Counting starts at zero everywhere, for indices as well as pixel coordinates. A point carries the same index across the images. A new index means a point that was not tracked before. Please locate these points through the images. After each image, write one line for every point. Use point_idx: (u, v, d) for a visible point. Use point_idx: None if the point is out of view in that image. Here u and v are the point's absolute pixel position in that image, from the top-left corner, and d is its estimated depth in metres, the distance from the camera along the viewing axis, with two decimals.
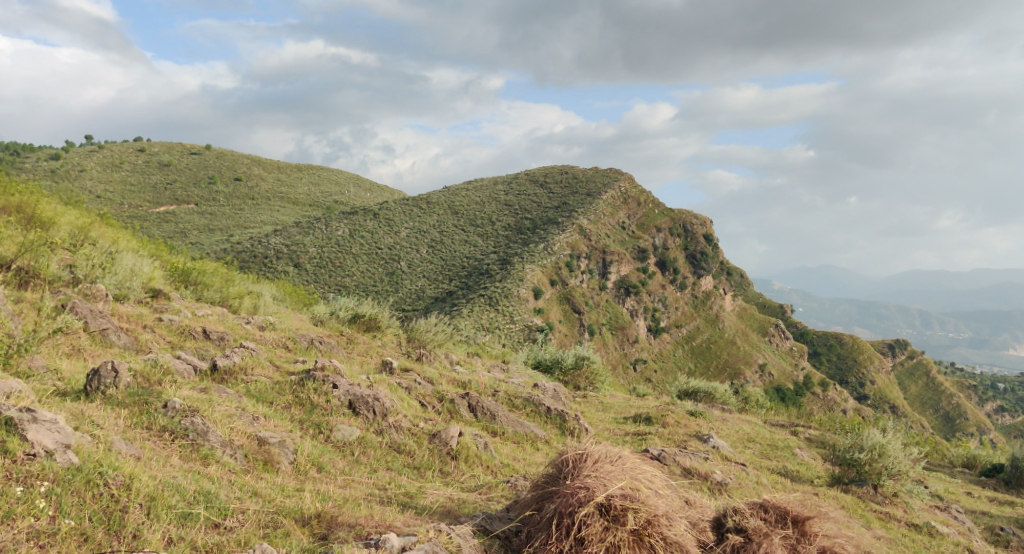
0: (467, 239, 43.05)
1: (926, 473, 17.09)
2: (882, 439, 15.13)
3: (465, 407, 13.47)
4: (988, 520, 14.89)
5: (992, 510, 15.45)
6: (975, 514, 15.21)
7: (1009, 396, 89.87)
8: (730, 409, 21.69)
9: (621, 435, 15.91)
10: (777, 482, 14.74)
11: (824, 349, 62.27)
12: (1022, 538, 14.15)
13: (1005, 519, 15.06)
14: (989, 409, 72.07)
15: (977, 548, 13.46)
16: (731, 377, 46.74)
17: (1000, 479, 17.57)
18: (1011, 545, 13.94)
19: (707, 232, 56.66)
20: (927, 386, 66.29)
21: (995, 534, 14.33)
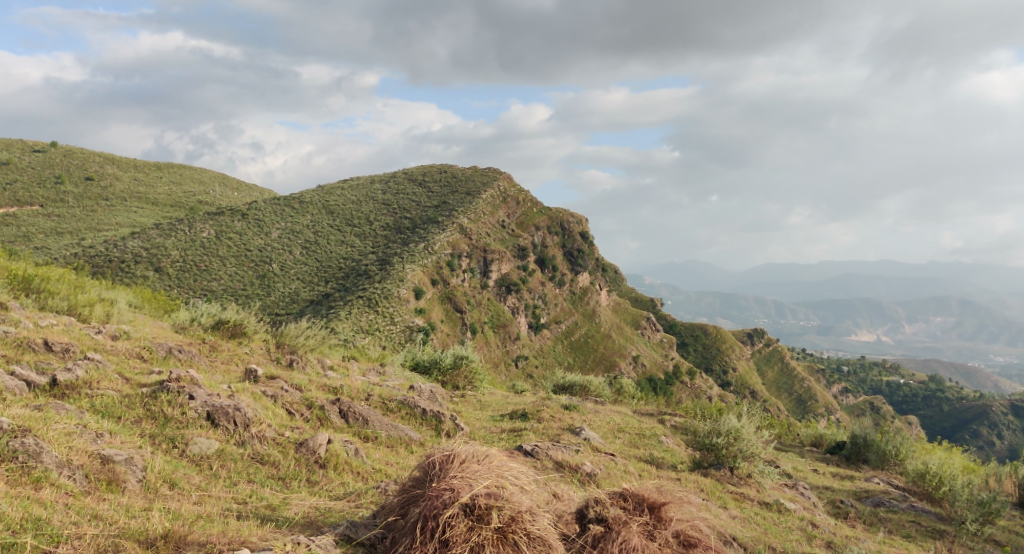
0: (343, 240, 42.21)
1: (778, 454, 18.15)
2: (737, 423, 15.87)
3: (336, 413, 13.21)
4: (831, 495, 15.95)
5: (834, 484, 16.57)
6: (819, 489, 16.25)
7: (852, 378, 96.98)
8: (605, 401, 22.22)
9: (497, 433, 16.06)
10: (643, 470, 15.27)
11: (691, 339, 64.97)
12: (859, 510, 15.23)
13: (845, 493, 16.18)
14: (835, 391, 77.30)
15: (820, 521, 14.35)
16: (607, 370, 48.05)
17: (842, 454, 18.89)
18: (851, 516, 14.97)
19: (583, 230, 57.94)
20: (782, 371, 70.36)
21: (837, 507, 15.37)
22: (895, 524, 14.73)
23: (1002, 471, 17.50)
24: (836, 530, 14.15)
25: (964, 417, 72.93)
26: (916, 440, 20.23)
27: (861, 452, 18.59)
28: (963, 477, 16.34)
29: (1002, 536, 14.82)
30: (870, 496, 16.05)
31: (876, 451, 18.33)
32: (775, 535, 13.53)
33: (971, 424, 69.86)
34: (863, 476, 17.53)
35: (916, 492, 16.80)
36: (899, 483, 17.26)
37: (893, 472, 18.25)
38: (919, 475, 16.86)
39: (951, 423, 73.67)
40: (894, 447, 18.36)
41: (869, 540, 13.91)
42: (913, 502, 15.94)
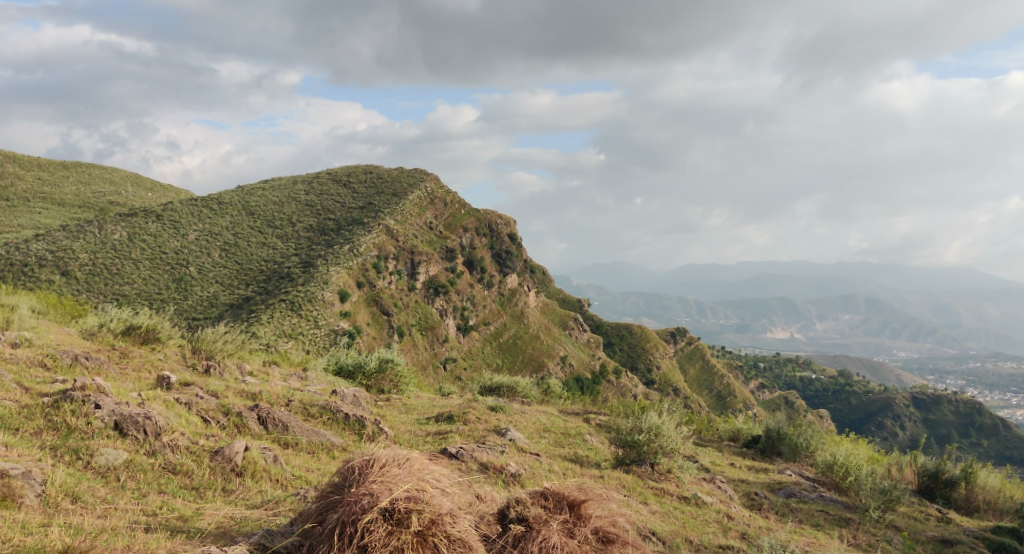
0: (265, 242, 41.26)
1: (696, 449, 18.59)
2: (657, 420, 16.18)
3: (254, 419, 12.90)
4: (746, 487, 16.41)
5: (749, 477, 17.06)
6: (735, 482, 16.71)
7: (768, 374, 100.06)
8: (531, 402, 22.32)
9: (422, 436, 15.99)
10: (567, 468, 15.43)
11: (617, 339, 65.90)
12: (772, 501, 15.72)
13: (759, 485, 16.67)
14: (752, 387, 79.61)
15: (735, 513, 14.76)
16: (536, 370, 48.31)
17: (757, 448, 19.45)
18: (764, 507, 15.45)
19: (511, 232, 58.11)
20: (703, 368, 72.05)
21: (752, 499, 15.83)
22: (805, 514, 15.26)
23: (904, 461, 18.34)
24: (750, 521, 14.58)
25: (870, 409, 76.07)
26: (826, 432, 21.00)
27: (775, 445, 19.21)
28: (867, 467, 17.06)
29: (903, 522, 15.53)
30: (782, 487, 16.60)
31: (788, 445, 18.95)
32: (693, 528, 13.89)
33: (878, 416, 72.87)
34: (776, 468, 18.11)
35: (824, 483, 17.45)
36: (809, 474, 17.91)
37: (804, 464, 18.91)
38: (827, 466, 17.51)
39: (859, 415, 76.69)
40: (805, 439, 19.03)
41: (781, 530, 14.39)
42: (823, 492, 16.54)
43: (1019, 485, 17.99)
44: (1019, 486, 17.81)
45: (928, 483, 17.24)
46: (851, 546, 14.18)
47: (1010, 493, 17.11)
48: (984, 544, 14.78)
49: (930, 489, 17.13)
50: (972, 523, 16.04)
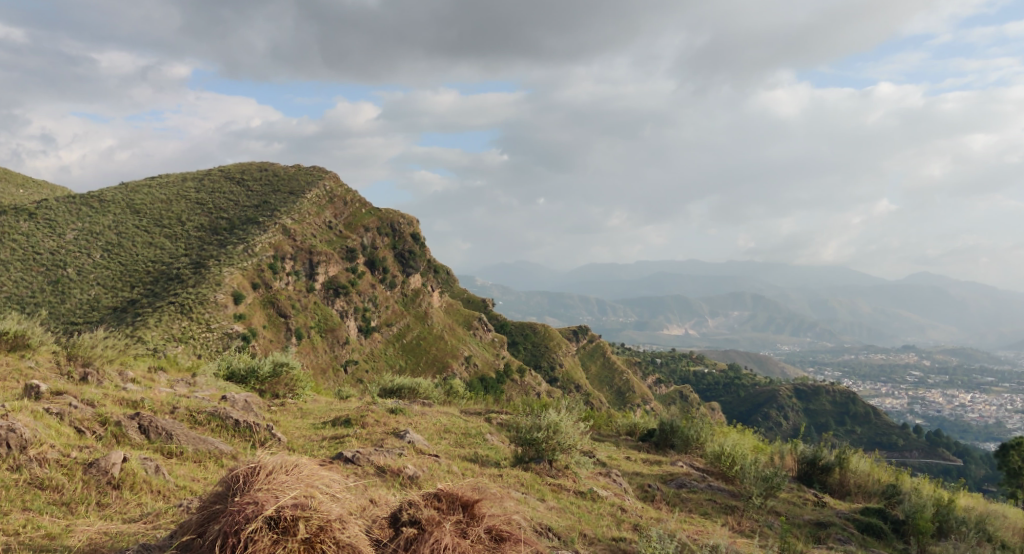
0: (152, 241, 39.34)
1: (593, 444, 18.90)
2: (556, 417, 16.34)
3: (135, 428, 12.28)
4: (641, 480, 16.78)
5: (644, 470, 17.45)
6: (630, 475, 17.07)
7: (667, 369, 102.78)
8: (433, 403, 22.15)
9: (318, 441, 15.65)
10: (466, 468, 15.41)
11: (521, 338, 66.31)
12: (665, 492, 16.13)
13: (652, 477, 17.08)
14: (650, 382, 81.57)
15: (628, 505, 15.07)
16: (439, 371, 48.05)
17: (652, 441, 19.91)
18: (657, 499, 15.84)
19: (414, 231, 57.51)
20: (604, 365, 73.32)
21: (645, 491, 16.19)
22: (694, 503, 15.75)
23: (786, 449, 19.15)
24: (642, 513, 14.92)
25: (758, 401, 79.17)
26: (717, 424, 21.70)
27: (668, 438, 19.75)
28: (752, 456, 17.71)
29: (783, 508, 16.23)
30: (673, 478, 17.07)
31: (681, 437, 19.50)
32: (587, 522, 14.15)
33: (764, 406, 75.83)
34: (669, 460, 18.60)
35: (713, 472, 18.03)
36: (699, 465, 18.47)
37: (695, 456, 19.51)
38: (715, 456, 18.10)
39: (747, 406, 79.63)
40: (695, 431, 19.61)
41: (671, 520, 14.80)
42: (711, 481, 17.09)
43: (890, 468, 19.06)
44: (889, 469, 18.87)
45: (807, 470, 18.06)
46: (738, 533, 14.72)
47: (880, 476, 18.13)
48: (854, 526, 15.63)
49: (808, 475, 17.96)
50: (845, 506, 16.91)
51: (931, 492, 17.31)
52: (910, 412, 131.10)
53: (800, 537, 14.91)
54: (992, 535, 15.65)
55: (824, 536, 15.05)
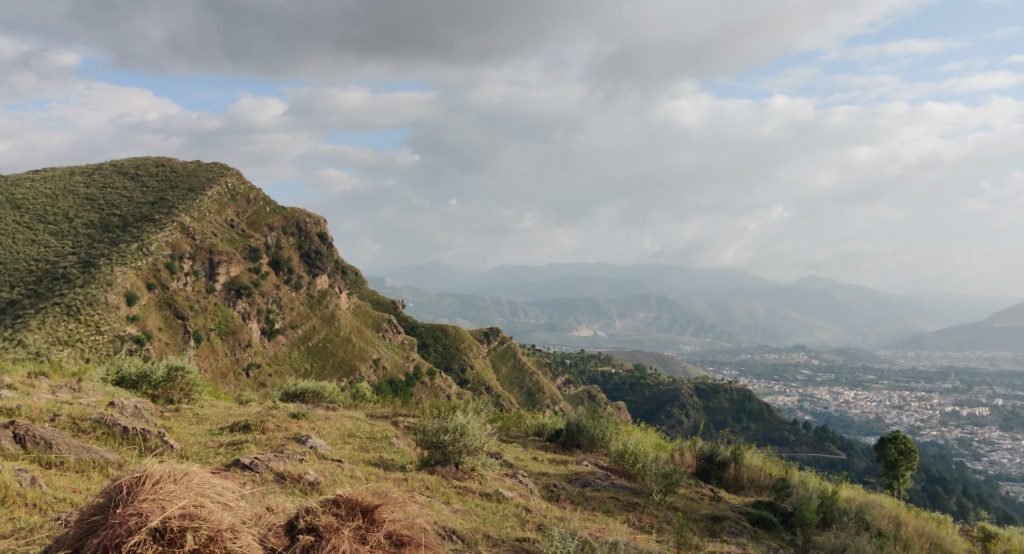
0: (35, 237, 36.71)
1: (499, 445, 18.89)
2: (463, 419, 16.14)
3: (10, 438, 11.57)
4: (546, 480, 16.85)
5: (550, 470, 17.54)
6: (536, 475, 17.13)
7: (575, 369, 103.97)
8: (338, 407, 21.67)
9: (214, 448, 15.10)
10: (370, 473, 15.15)
11: (431, 340, 65.90)
12: (570, 492, 16.24)
13: (558, 477, 17.18)
14: (559, 383, 82.35)
15: (533, 505, 15.11)
16: (347, 375, 47.18)
17: (558, 441, 20.03)
18: (562, 498, 15.93)
19: (320, 231, 56.30)
20: (514, 366, 73.56)
21: (551, 490, 16.25)
22: (598, 502, 15.92)
23: (686, 446, 19.59)
24: (547, 512, 14.98)
25: (661, 400, 81.03)
26: (620, 422, 22.03)
27: (574, 437, 19.93)
28: (653, 453, 18.03)
29: (681, 503, 16.58)
30: (578, 477, 17.22)
31: (586, 436, 19.78)
32: (492, 523, 14.16)
33: (666, 405, 77.67)
34: (575, 459, 18.77)
35: (617, 471, 18.29)
36: (603, 463, 18.70)
37: (599, 455, 19.77)
38: (618, 454, 18.36)
39: (650, 405, 81.39)
40: (600, 431, 19.92)
41: (575, 518, 14.94)
42: (614, 479, 17.32)
43: (779, 462, 19.78)
44: (779, 463, 19.58)
45: (705, 466, 18.49)
46: (638, 529, 14.98)
47: (771, 470, 18.79)
48: (746, 519, 16.14)
49: (705, 470, 18.40)
50: (739, 501, 17.42)
51: (817, 485, 18.04)
52: (800, 409, 136.84)
53: (697, 532, 15.30)
54: (870, 524, 16.44)
55: (718, 530, 15.47)
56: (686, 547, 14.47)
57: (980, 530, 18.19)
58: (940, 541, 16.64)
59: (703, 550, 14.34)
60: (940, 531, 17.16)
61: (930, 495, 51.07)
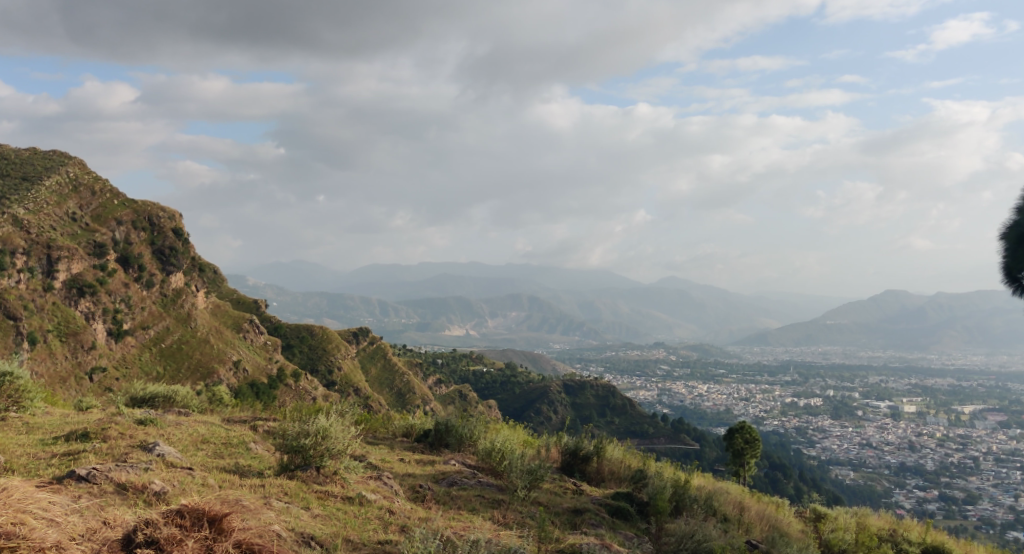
0: None
1: (364, 447, 18.46)
2: (325, 422, 15.56)
3: None
4: (412, 481, 16.57)
5: (416, 471, 17.27)
6: (401, 477, 16.81)
7: (445, 368, 103.66)
8: (191, 412, 20.48)
9: (47, 460, 13.99)
10: (223, 480, 14.43)
11: (297, 341, 63.91)
12: (436, 492, 16.01)
13: (424, 477, 16.95)
14: (429, 383, 81.77)
15: (396, 507, 14.79)
16: (204, 378, 44.82)
17: (426, 441, 19.82)
18: (427, 498, 15.70)
19: (175, 226, 53.46)
20: (384, 367, 72.46)
21: (416, 491, 15.97)
22: (463, 500, 15.81)
23: (552, 441, 19.82)
24: (411, 514, 14.71)
25: (530, 397, 82.00)
26: (489, 421, 21.99)
27: (442, 437, 19.78)
28: (520, 450, 18.09)
29: (545, 498, 16.73)
30: (445, 477, 17.04)
31: (454, 436, 19.66)
32: (353, 527, 13.80)
33: (534, 402, 78.63)
34: (442, 459, 18.60)
35: (484, 468, 18.25)
36: (471, 462, 18.61)
37: (467, 453, 19.67)
38: (486, 452, 18.32)
39: (518, 402, 82.16)
40: (468, 429, 19.87)
41: (439, 518, 14.75)
42: (481, 477, 17.26)
43: (638, 453, 20.34)
44: (638, 454, 20.13)
45: (568, 460, 18.80)
46: (502, 526, 15.00)
47: (630, 463, 19.26)
48: (605, 510, 16.50)
49: (569, 465, 18.71)
50: (600, 493, 17.77)
51: (672, 475, 18.65)
52: (660, 402, 142.20)
53: (558, 525, 15.48)
54: (716, 510, 17.14)
55: (579, 522, 15.72)
56: (547, 540, 14.58)
57: (812, 512, 19.32)
58: (777, 523, 17.58)
59: (564, 543, 14.53)
60: (778, 514, 18.12)
61: (771, 481, 54.24)
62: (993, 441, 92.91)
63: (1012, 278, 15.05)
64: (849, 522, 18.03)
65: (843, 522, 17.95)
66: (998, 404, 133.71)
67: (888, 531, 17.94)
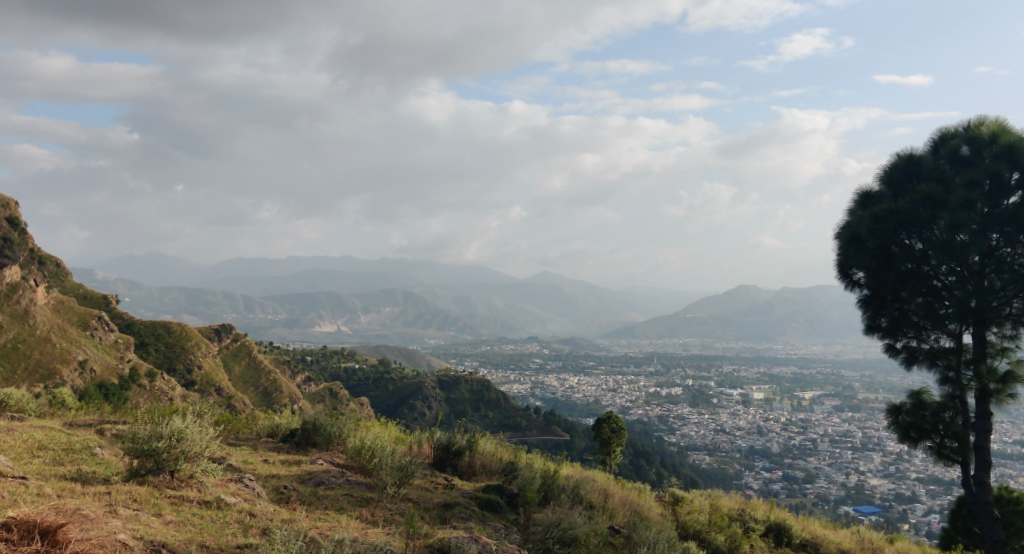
0: None
1: (225, 449, 17.66)
2: (181, 423, 14.70)
3: None
4: (276, 482, 15.96)
5: (281, 472, 16.67)
6: (264, 478, 16.17)
7: (315, 366, 100.97)
8: (28, 417, 18.95)
9: None
10: (63, 489, 13.47)
11: (152, 339, 60.40)
12: (301, 492, 15.49)
13: (289, 478, 16.37)
14: (298, 381, 79.54)
15: (258, 509, 14.19)
16: (44, 380, 41.93)
17: (292, 441, 19.19)
18: (292, 500, 15.16)
19: (11, 216, 49.50)
20: (248, 365, 69.82)
21: (280, 493, 15.40)
22: (330, 500, 15.39)
23: (424, 437, 19.65)
24: (273, 516, 14.14)
25: (403, 393, 81.21)
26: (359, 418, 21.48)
27: (310, 437, 19.16)
28: (389, 447, 17.80)
29: (415, 494, 16.53)
30: (311, 477, 16.52)
31: (322, 435, 19.13)
32: (209, 532, 13.17)
33: (408, 398, 77.85)
34: (309, 459, 18.04)
35: (353, 467, 17.84)
36: (339, 461, 18.17)
37: (336, 452, 19.20)
38: (355, 451, 17.96)
39: (391, 398, 81.16)
40: (337, 428, 19.35)
41: (304, 519, 14.28)
42: (349, 476, 16.84)
43: (509, 446, 20.48)
44: (509, 447, 20.27)
45: (441, 456, 18.63)
46: (369, 524, 14.70)
47: (501, 455, 19.41)
48: (475, 504, 16.50)
49: (441, 460, 18.53)
50: (470, 487, 17.74)
51: (542, 466, 18.88)
52: (532, 395, 144.35)
53: (428, 521, 15.32)
54: (582, 498, 17.49)
55: (449, 517, 15.62)
56: (415, 536, 14.39)
57: (671, 495, 20.04)
58: (638, 508, 18.15)
59: (432, 538, 14.37)
60: (639, 499, 18.71)
61: (635, 467, 56.07)
62: (830, 423, 99.81)
63: (846, 274, 16.12)
64: (703, 504, 18.82)
65: (698, 504, 18.71)
66: (835, 389, 144.04)
67: (737, 511, 18.80)
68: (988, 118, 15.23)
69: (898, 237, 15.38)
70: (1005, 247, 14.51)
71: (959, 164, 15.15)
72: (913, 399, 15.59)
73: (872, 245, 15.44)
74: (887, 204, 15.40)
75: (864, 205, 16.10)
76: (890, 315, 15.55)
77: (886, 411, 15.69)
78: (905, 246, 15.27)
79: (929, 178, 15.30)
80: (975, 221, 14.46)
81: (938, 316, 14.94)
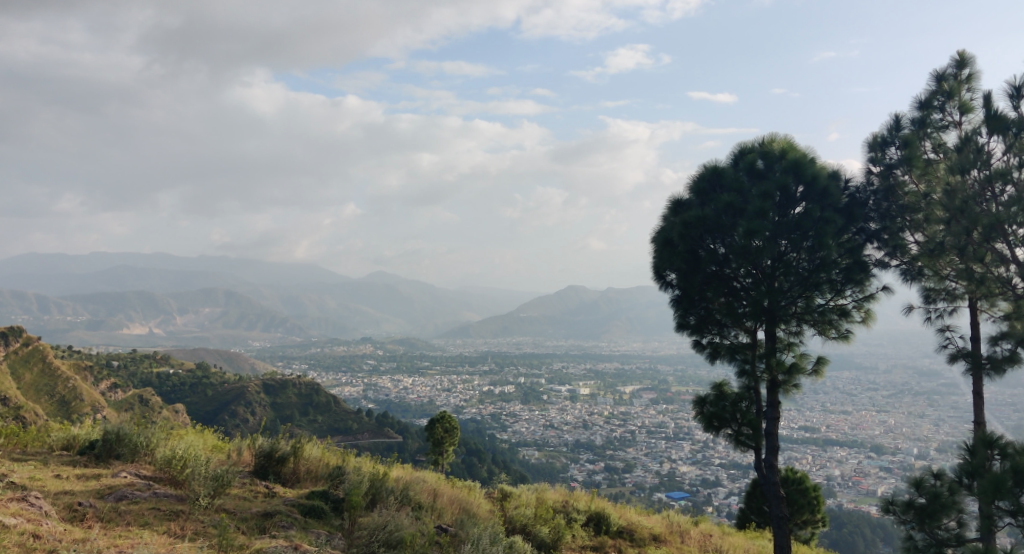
0: None
1: (7, 465, 15.80)
2: None
3: None
4: (69, 499, 14.47)
5: (75, 487, 15.15)
6: (55, 496, 14.63)
7: (123, 369, 93.65)
8: None
9: None
10: None
11: None
12: (98, 509, 14.13)
13: (86, 494, 14.90)
14: (103, 388, 73.29)
15: (44, 530, 12.80)
16: None
17: (91, 453, 17.49)
18: (87, 518, 13.77)
19: None
20: (42, 371, 63.34)
21: (74, 510, 13.97)
22: (134, 515, 14.16)
23: (244, 444, 18.57)
24: (63, 536, 12.83)
25: (222, 398, 76.96)
26: (172, 426, 19.91)
27: (112, 448, 17.57)
28: (204, 456, 16.72)
29: (231, 504, 15.57)
30: (113, 491, 15.10)
31: (127, 446, 17.61)
32: None
33: (229, 404, 73.76)
34: (110, 472, 16.51)
35: (162, 479, 16.52)
36: (145, 473, 16.74)
37: (142, 464, 17.73)
38: (165, 461, 16.67)
39: (209, 404, 76.61)
40: (144, 437, 17.94)
41: (101, 538, 13.08)
42: (156, 488, 15.55)
43: (336, 449, 19.79)
44: (337, 451, 19.60)
45: (262, 463, 17.70)
46: (176, 539, 13.67)
47: (328, 460, 18.75)
48: (298, 511, 15.78)
49: (263, 468, 17.58)
50: (294, 494, 16.95)
51: (370, 469, 18.37)
52: (362, 397, 141.85)
53: (244, 532, 14.46)
54: (411, 499, 17.15)
55: (268, 526, 14.84)
56: (229, 548, 13.50)
57: (499, 491, 20.17)
58: (467, 505, 18.08)
59: (248, 550, 13.59)
60: (468, 498, 18.64)
61: (466, 466, 56.29)
62: (647, 416, 105.09)
63: (660, 276, 16.89)
64: (529, 498, 19.07)
65: (524, 499, 18.91)
66: (651, 383, 152.29)
67: (561, 503, 19.12)
68: (779, 135, 16.33)
69: (703, 242, 16.19)
70: (792, 252, 15.54)
71: (755, 177, 16.16)
72: (716, 391, 16.51)
73: (682, 249, 16.22)
74: (694, 211, 16.18)
75: (676, 212, 16.86)
76: (698, 313, 16.44)
77: (692, 402, 16.55)
78: (710, 251, 16.10)
79: (730, 189, 16.20)
80: (768, 228, 15.41)
81: (736, 314, 15.90)
